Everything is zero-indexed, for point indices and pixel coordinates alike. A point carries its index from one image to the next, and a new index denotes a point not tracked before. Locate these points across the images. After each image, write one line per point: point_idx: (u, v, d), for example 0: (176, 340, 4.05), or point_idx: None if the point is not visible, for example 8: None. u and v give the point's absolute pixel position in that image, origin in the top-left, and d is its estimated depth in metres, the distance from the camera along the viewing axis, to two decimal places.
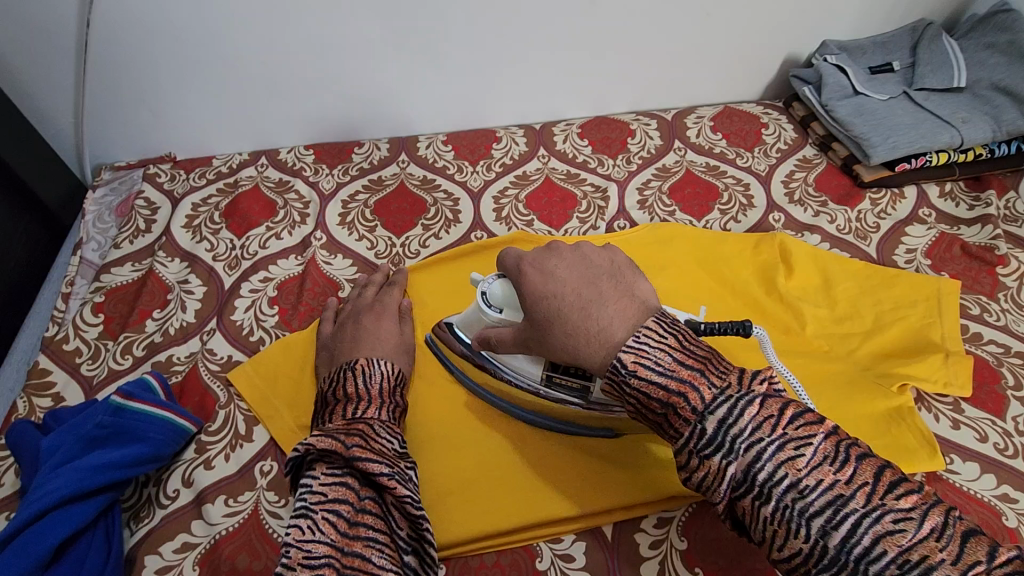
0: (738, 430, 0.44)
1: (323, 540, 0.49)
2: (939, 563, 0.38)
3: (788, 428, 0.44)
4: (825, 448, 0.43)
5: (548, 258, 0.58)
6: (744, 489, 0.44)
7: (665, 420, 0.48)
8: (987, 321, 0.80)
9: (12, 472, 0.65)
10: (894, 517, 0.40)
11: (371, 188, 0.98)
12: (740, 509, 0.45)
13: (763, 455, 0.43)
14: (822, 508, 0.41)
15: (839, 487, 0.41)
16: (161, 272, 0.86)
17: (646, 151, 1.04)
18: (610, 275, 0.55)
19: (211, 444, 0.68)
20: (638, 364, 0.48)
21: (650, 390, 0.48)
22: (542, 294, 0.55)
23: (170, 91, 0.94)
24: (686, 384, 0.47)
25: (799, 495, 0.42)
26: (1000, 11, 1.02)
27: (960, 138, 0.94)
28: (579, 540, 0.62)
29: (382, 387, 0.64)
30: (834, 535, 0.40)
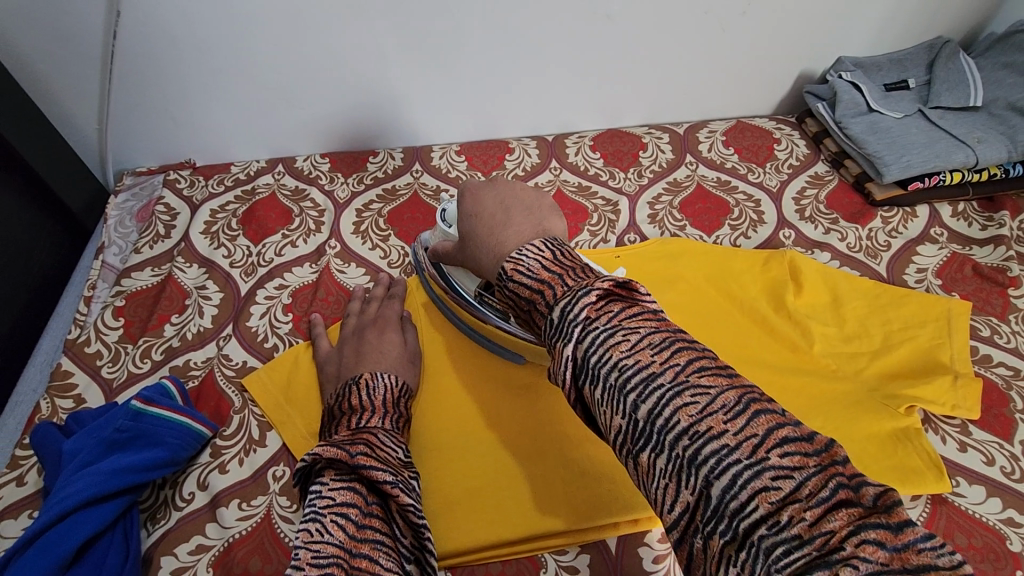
0: (572, 314, 0.45)
1: (332, 542, 0.49)
2: (721, 433, 0.37)
3: (622, 320, 0.44)
4: (651, 338, 0.43)
5: (481, 189, 0.66)
6: (581, 372, 0.44)
7: (531, 315, 0.51)
8: (997, 343, 0.80)
9: (35, 471, 0.67)
10: (693, 392, 0.39)
11: (385, 198, 1.00)
12: (586, 398, 0.45)
13: (596, 340, 0.43)
14: (635, 384, 0.41)
15: (652, 366, 0.41)
16: (180, 277, 0.88)
17: (658, 164, 1.05)
18: (526, 206, 0.61)
19: (225, 448, 0.70)
20: (514, 271, 0.53)
21: (520, 291, 0.52)
22: (470, 213, 0.63)
23: (191, 98, 0.96)
24: (545, 283, 0.50)
25: (619, 373, 0.42)
26: (1017, 30, 1.02)
27: (975, 158, 0.94)
28: (582, 552, 0.64)
29: (387, 398, 0.67)
30: (643, 410, 0.40)
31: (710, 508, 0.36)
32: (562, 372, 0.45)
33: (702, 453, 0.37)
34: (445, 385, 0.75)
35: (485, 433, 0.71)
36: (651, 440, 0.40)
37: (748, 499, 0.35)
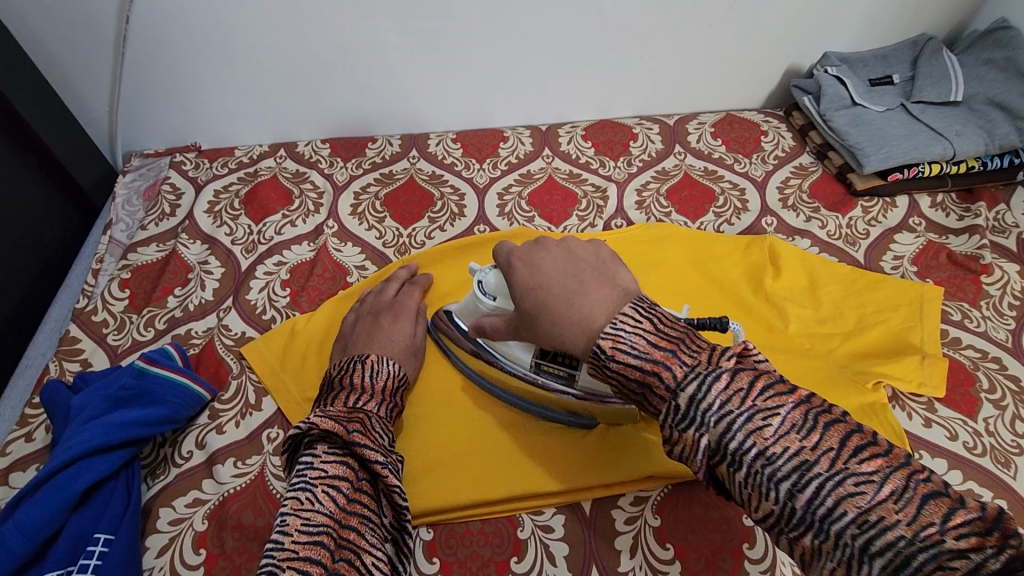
0: (705, 404, 0.46)
1: (321, 511, 0.55)
2: (895, 524, 0.40)
3: (757, 400, 0.45)
4: (793, 417, 0.45)
5: (535, 253, 0.63)
6: (719, 457, 0.46)
7: (645, 396, 0.51)
8: (967, 326, 0.83)
9: (44, 427, 0.71)
10: (856, 481, 0.41)
11: (382, 181, 1.04)
12: (718, 474, 0.47)
13: (733, 426, 0.45)
14: (788, 473, 0.43)
15: (804, 454, 0.43)
16: (184, 253, 0.92)
17: (647, 154, 1.08)
18: (594, 267, 0.59)
19: (223, 411, 0.73)
20: (618, 349, 0.51)
21: (628, 371, 0.50)
22: (531, 286, 0.60)
23: (198, 83, 1.00)
24: (659, 364, 0.49)
25: (768, 461, 0.44)
26: (999, 28, 1.05)
27: (953, 150, 0.97)
28: (558, 514, 0.67)
29: (386, 382, 0.68)
30: (801, 498, 0.43)
31: None
32: (698, 458, 0.47)
33: (876, 543, 0.40)
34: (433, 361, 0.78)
35: (470, 406, 0.74)
36: (811, 527, 0.42)
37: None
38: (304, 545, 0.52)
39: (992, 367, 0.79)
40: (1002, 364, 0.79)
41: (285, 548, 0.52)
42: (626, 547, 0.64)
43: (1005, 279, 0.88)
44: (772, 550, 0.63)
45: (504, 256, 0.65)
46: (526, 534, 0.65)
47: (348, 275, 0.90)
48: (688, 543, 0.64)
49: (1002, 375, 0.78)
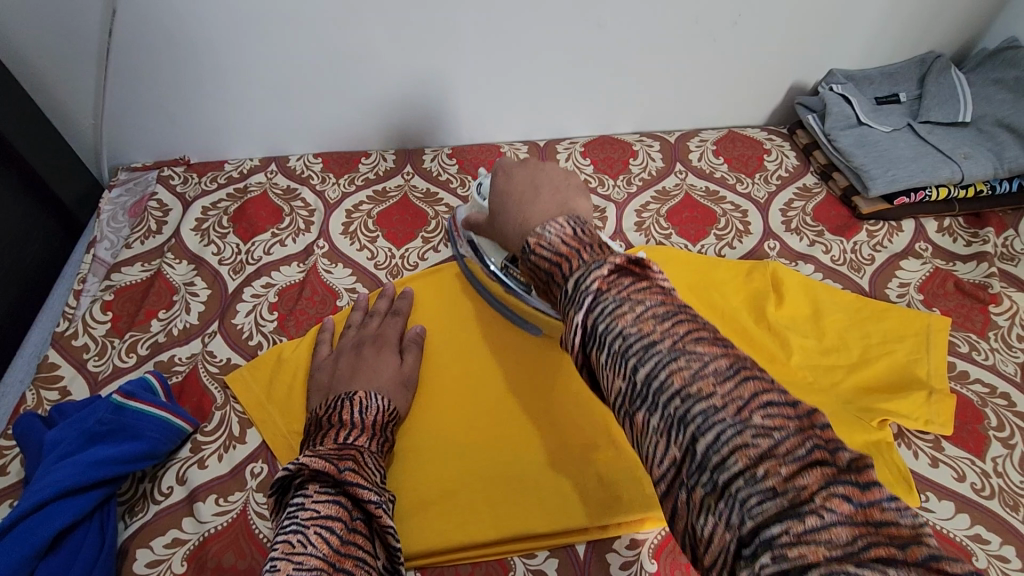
0: (586, 287, 0.46)
1: (315, 553, 0.50)
2: (709, 397, 0.37)
3: (630, 291, 0.44)
4: (654, 310, 0.43)
5: (513, 167, 0.70)
6: (590, 341, 0.44)
7: (549, 285, 0.52)
8: (974, 359, 0.80)
9: (18, 461, 0.69)
10: (687, 357, 0.40)
11: (375, 199, 1.01)
12: (590, 364, 0.45)
13: (605, 310, 0.44)
14: (635, 349, 0.41)
15: (654, 334, 0.42)
16: (169, 273, 0.89)
17: (648, 172, 1.06)
18: (553, 186, 0.65)
19: (205, 444, 0.71)
20: (538, 245, 0.53)
21: (541, 261, 0.52)
22: (500, 190, 0.68)
23: (186, 96, 0.97)
24: (564, 257, 0.50)
25: (623, 339, 0.42)
26: (1008, 47, 1.02)
27: (961, 174, 0.94)
28: (552, 557, 0.64)
29: (377, 417, 0.67)
30: (642, 372, 0.41)
31: (697, 463, 0.36)
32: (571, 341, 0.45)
33: (691, 412, 0.38)
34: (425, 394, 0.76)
35: (463, 438, 0.72)
36: (647, 403, 0.40)
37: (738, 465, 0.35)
38: None
39: (1001, 403, 0.76)
40: (1011, 401, 0.77)
41: None
42: None
43: (1015, 309, 0.85)
44: None
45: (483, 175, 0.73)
46: None
47: (338, 298, 0.87)
48: None
49: (1010, 412, 0.76)
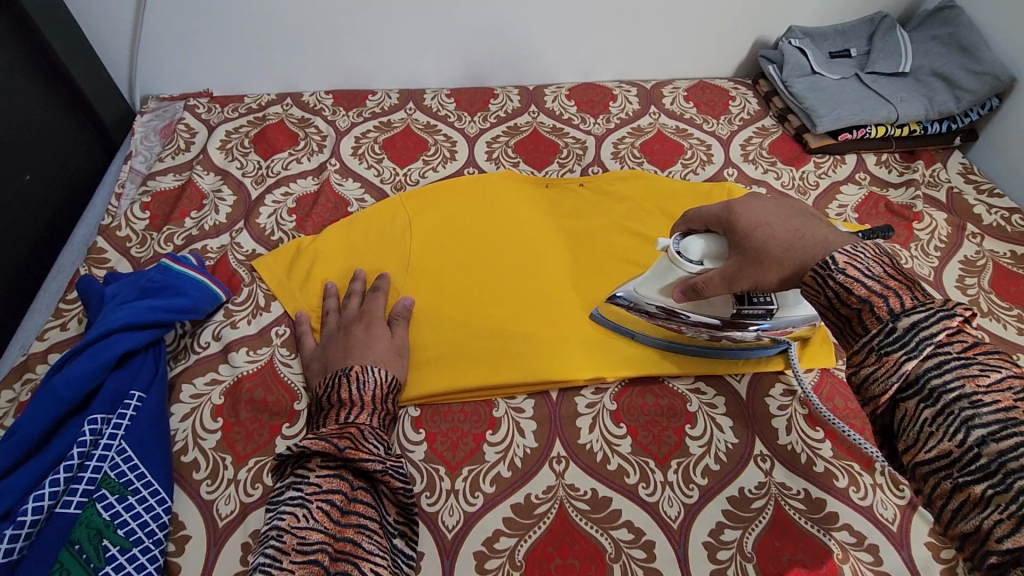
0: (929, 333, 0.47)
1: (317, 528, 0.55)
2: None
3: (977, 355, 0.46)
4: (1010, 380, 0.44)
5: (751, 201, 0.65)
6: (913, 391, 0.46)
7: (856, 315, 0.51)
8: (896, 263, 0.94)
9: (77, 319, 0.81)
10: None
11: (381, 128, 1.13)
12: (901, 411, 0.47)
13: (947, 365, 0.45)
14: (988, 421, 0.42)
15: (1013, 411, 0.42)
16: (199, 182, 1.01)
17: (625, 113, 1.19)
18: (804, 213, 0.62)
19: (236, 310, 0.83)
20: (850, 264, 0.52)
21: (854, 285, 0.51)
22: (752, 226, 0.61)
23: (213, 33, 1.09)
24: (890, 289, 0.50)
25: (972, 405, 0.43)
26: (945, 7, 1.15)
27: (896, 114, 1.08)
28: (529, 399, 0.77)
29: (375, 389, 0.69)
30: (992, 446, 0.42)
31: None
32: (890, 381, 0.47)
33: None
34: (415, 278, 0.87)
35: (454, 316, 0.82)
36: (989, 476, 0.41)
37: None
38: (301, 564, 0.52)
39: None
40: (922, 293, 0.90)
41: (281, 567, 0.51)
42: (586, 424, 0.74)
43: (934, 225, 0.99)
44: (710, 431, 0.74)
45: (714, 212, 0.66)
46: (500, 413, 0.75)
47: (349, 206, 0.99)
48: (639, 423, 0.75)
49: None
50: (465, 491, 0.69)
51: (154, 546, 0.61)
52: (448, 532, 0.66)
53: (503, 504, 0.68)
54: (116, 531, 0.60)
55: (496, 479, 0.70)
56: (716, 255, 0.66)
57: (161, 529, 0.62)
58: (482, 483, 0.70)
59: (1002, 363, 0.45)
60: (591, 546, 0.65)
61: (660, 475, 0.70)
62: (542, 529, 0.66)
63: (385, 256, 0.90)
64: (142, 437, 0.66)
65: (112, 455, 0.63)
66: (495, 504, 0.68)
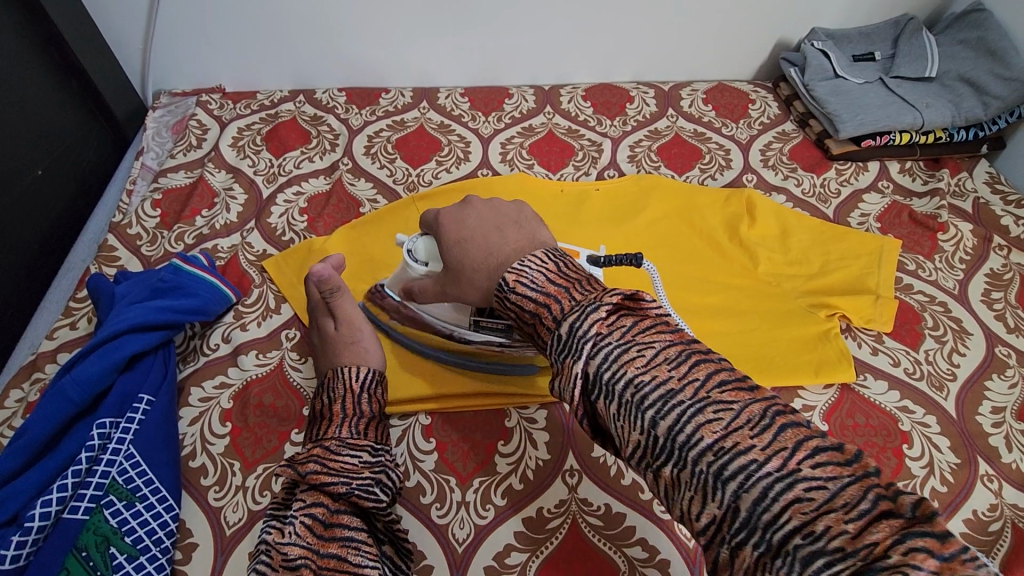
0: (581, 330, 0.44)
1: (299, 543, 0.52)
2: (749, 449, 0.37)
3: (634, 334, 0.44)
4: (665, 352, 0.42)
5: (462, 212, 0.62)
6: (594, 389, 0.43)
7: (535, 328, 0.49)
8: (920, 275, 0.91)
9: (86, 318, 0.80)
10: (715, 408, 0.39)
11: (394, 127, 1.11)
12: (600, 414, 0.44)
13: (609, 356, 0.43)
14: (654, 400, 0.40)
15: (671, 382, 0.41)
16: (210, 179, 1.00)
17: (642, 115, 1.16)
18: (515, 220, 0.58)
19: (246, 312, 0.82)
20: (517, 282, 0.50)
21: (524, 303, 0.49)
22: (455, 241, 0.60)
23: (225, 29, 1.07)
24: (552, 296, 0.48)
25: (635, 389, 0.41)
26: (974, 10, 1.12)
27: (922, 120, 1.05)
28: (542, 409, 0.75)
29: (345, 393, 0.64)
30: (662, 426, 0.40)
31: (741, 522, 0.37)
32: (573, 390, 0.44)
33: (729, 468, 0.37)
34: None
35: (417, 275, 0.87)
36: (672, 456, 0.40)
37: (782, 511, 0.35)
38: None
39: (938, 309, 0.87)
40: (947, 308, 0.88)
41: None
42: None
43: (960, 237, 0.97)
44: None
45: (431, 216, 0.66)
46: (512, 423, 0.74)
47: (361, 206, 0.98)
48: None
49: (946, 317, 0.87)
50: (476, 503, 0.68)
51: (162, 554, 0.60)
52: (458, 546, 0.65)
53: (513, 518, 0.67)
54: (124, 538, 0.59)
55: (507, 491, 0.68)
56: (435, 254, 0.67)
57: (169, 536, 0.61)
58: (493, 495, 0.68)
59: (735, 392, 0.40)
60: (605, 564, 0.64)
61: None
62: (555, 544, 0.65)
63: (386, 260, 0.89)
64: (151, 442, 0.65)
65: (120, 461, 0.63)
66: (505, 518, 0.67)
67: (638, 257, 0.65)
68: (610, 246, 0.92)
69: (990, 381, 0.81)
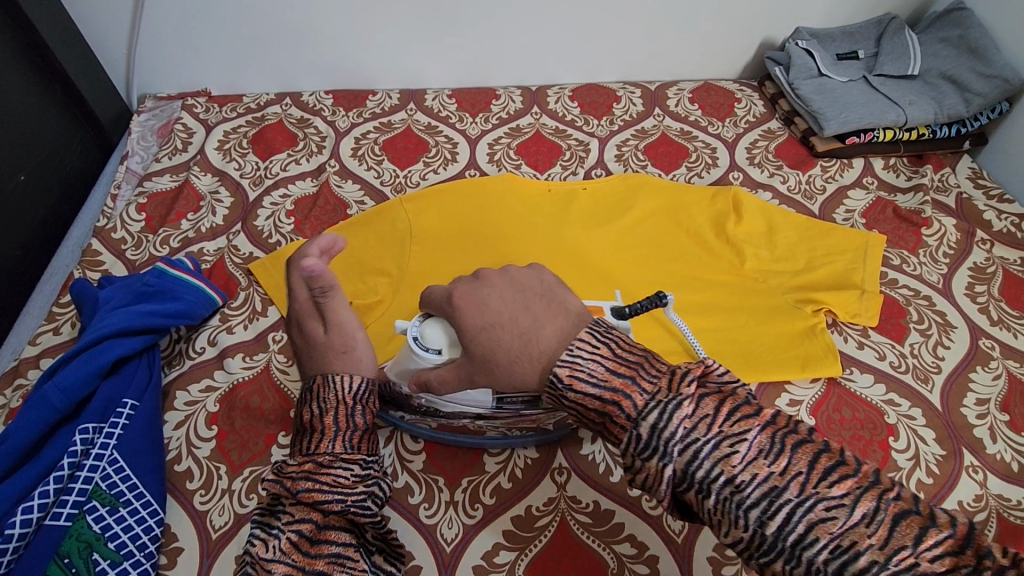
0: (669, 433, 0.40)
1: (284, 561, 0.50)
2: (866, 549, 0.36)
3: (723, 426, 0.41)
4: (759, 441, 0.40)
5: (479, 288, 0.51)
6: (685, 485, 0.41)
7: (604, 427, 0.44)
8: (905, 270, 0.92)
9: (70, 324, 0.79)
10: (826, 506, 0.38)
11: (381, 129, 1.11)
12: (687, 501, 0.42)
13: (700, 454, 0.40)
14: (758, 500, 0.38)
15: (774, 479, 0.39)
16: (196, 183, 0.99)
17: (628, 115, 1.17)
18: (541, 294, 0.50)
19: (233, 315, 0.81)
20: (574, 378, 0.44)
21: (586, 402, 0.44)
22: (480, 325, 0.48)
23: (210, 32, 1.07)
24: (620, 393, 0.43)
25: (736, 489, 0.39)
26: (955, 8, 1.13)
27: (905, 118, 1.06)
28: None
29: (337, 404, 0.56)
30: (770, 525, 0.38)
31: None
32: (662, 488, 0.41)
33: (849, 568, 0.36)
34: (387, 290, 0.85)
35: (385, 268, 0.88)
36: (782, 553, 0.38)
37: None
38: None
39: (923, 303, 0.88)
40: (931, 302, 0.89)
41: None
42: (588, 435, 0.73)
43: (943, 231, 0.97)
44: None
45: (443, 295, 0.54)
46: None
47: (349, 208, 0.98)
48: None
49: (930, 310, 0.87)
50: (465, 503, 0.67)
51: (146, 559, 0.60)
52: (447, 546, 0.64)
53: (503, 517, 0.66)
54: (107, 544, 0.59)
55: (495, 490, 0.68)
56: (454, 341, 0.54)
57: (154, 541, 0.61)
58: (481, 495, 0.68)
59: (747, 421, 0.41)
60: (595, 562, 0.63)
61: None
62: (543, 543, 0.65)
63: (375, 263, 0.89)
64: (135, 447, 0.64)
65: (103, 465, 0.62)
66: (495, 517, 0.66)
67: (663, 297, 0.59)
68: (597, 244, 0.92)
69: (974, 373, 0.81)
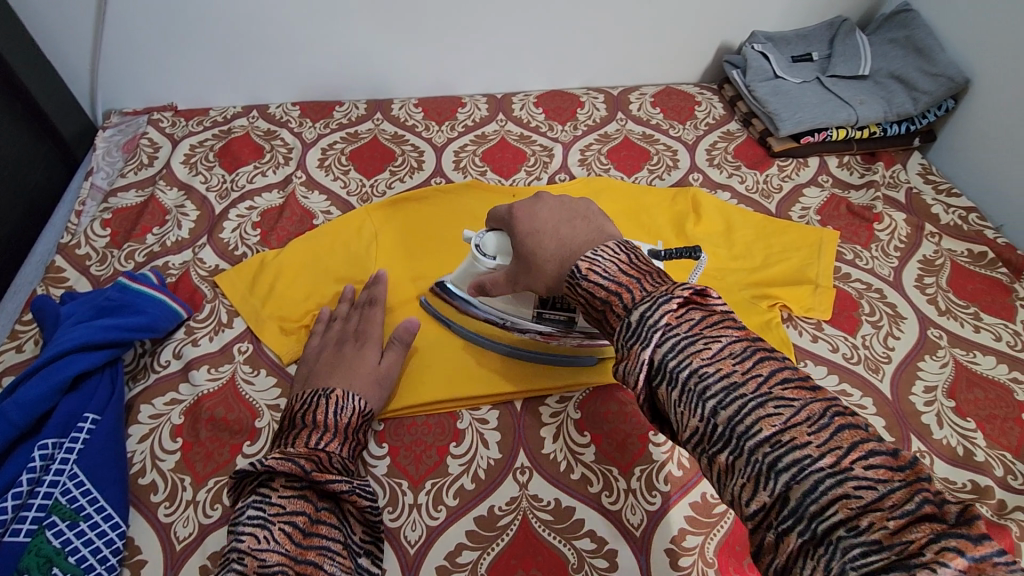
0: (653, 320, 0.47)
1: (278, 550, 0.55)
2: (805, 445, 0.39)
3: (703, 328, 0.46)
4: (731, 347, 0.45)
5: (535, 206, 0.67)
6: (659, 377, 0.46)
7: (604, 314, 0.53)
8: (857, 264, 0.95)
9: (33, 340, 0.79)
10: (777, 403, 0.41)
11: (348, 139, 1.12)
12: (658, 398, 0.47)
13: (677, 346, 0.45)
14: (716, 391, 0.43)
15: (734, 376, 0.43)
16: (161, 197, 1.00)
17: (592, 120, 1.19)
18: (585, 215, 0.63)
19: (198, 328, 0.82)
20: (591, 271, 0.54)
21: (596, 290, 0.53)
22: (529, 232, 0.64)
23: (174, 47, 1.08)
24: (623, 286, 0.52)
25: (700, 379, 0.44)
26: (902, 10, 1.17)
27: (856, 117, 1.09)
28: (493, 410, 0.77)
29: (351, 416, 0.67)
30: (723, 415, 0.42)
31: (789, 509, 0.39)
32: (637, 373, 0.47)
33: (784, 460, 0.39)
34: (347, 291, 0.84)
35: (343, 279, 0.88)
36: (729, 444, 0.42)
37: (829, 504, 0.38)
38: None
39: (874, 296, 0.91)
40: (883, 294, 0.92)
41: None
42: (550, 434, 0.74)
43: (894, 226, 1.01)
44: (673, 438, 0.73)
45: (503, 212, 0.70)
46: (464, 425, 0.75)
47: (315, 218, 0.99)
48: (601, 432, 0.74)
49: (882, 302, 0.90)
50: (428, 506, 0.69)
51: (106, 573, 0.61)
52: (410, 547, 0.66)
53: (466, 517, 0.68)
54: (67, 558, 0.60)
55: (459, 492, 0.70)
56: (506, 250, 0.71)
57: (115, 554, 0.62)
58: (444, 496, 0.69)
59: (724, 330, 0.46)
60: (555, 557, 0.65)
61: (624, 483, 0.70)
62: (504, 542, 0.66)
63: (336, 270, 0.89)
64: (96, 461, 0.65)
65: (63, 480, 0.63)
66: (457, 517, 0.68)
67: (696, 250, 0.66)
68: None
69: (923, 362, 0.84)
